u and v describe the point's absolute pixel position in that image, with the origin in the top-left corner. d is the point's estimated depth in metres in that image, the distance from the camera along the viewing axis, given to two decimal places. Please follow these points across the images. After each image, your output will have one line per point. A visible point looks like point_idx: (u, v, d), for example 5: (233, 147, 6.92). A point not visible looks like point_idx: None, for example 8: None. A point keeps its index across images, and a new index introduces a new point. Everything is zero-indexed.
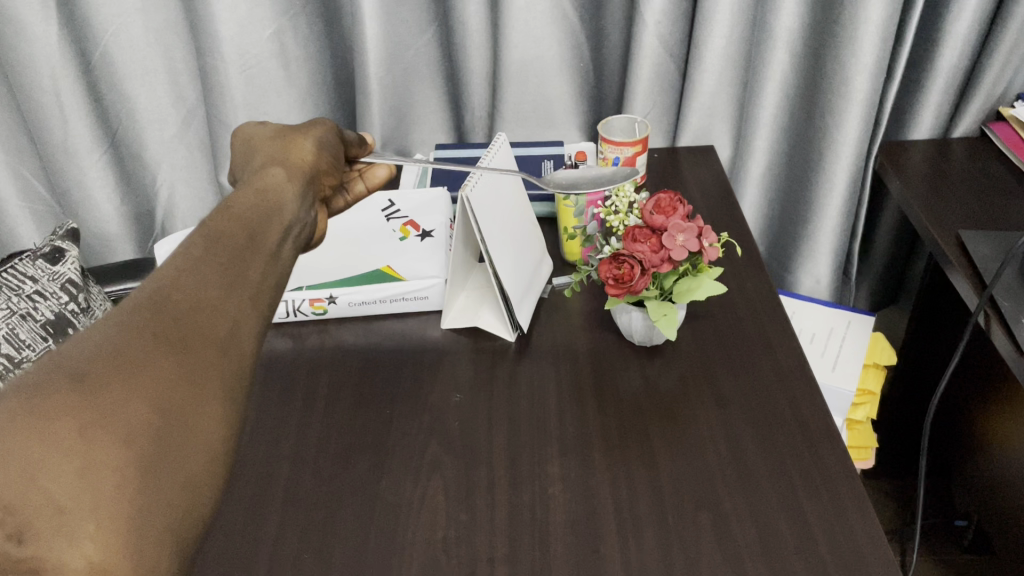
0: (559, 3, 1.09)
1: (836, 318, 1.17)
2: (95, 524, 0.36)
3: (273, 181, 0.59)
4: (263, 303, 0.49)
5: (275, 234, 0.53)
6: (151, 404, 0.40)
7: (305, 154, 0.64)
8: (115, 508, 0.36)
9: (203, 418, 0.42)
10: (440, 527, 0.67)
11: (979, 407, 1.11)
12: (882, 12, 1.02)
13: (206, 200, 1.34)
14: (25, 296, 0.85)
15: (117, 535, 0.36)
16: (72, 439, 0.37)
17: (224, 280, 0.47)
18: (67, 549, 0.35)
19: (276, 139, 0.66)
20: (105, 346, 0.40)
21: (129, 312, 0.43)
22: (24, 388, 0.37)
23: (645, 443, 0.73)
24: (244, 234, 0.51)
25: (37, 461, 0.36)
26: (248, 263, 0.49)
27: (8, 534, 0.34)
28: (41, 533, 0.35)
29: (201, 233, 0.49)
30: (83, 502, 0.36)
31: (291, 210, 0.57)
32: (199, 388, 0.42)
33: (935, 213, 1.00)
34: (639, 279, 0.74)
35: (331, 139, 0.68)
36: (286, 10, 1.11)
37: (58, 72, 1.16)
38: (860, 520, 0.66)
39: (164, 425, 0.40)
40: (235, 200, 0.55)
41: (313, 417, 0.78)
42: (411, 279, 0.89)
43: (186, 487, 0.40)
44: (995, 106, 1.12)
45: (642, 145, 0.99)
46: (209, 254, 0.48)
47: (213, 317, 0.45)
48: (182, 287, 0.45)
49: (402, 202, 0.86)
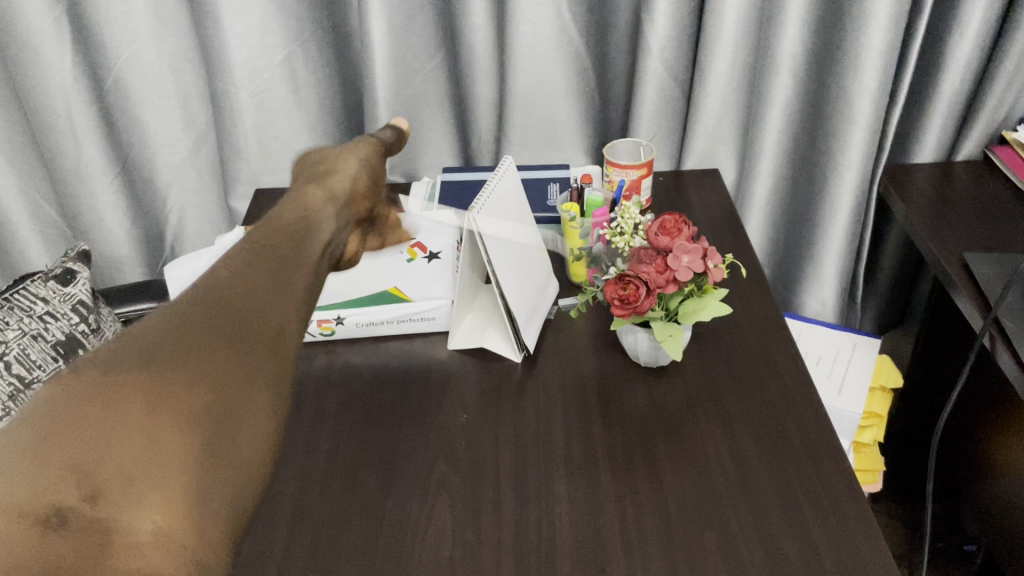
0: (566, 28, 1.11)
1: (842, 340, 1.17)
2: (161, 493, 0.37)
3: (314, 196, 0.59)
4: (307, 306, 0.50)
5: (316, 247, 0.53)
6: (212, 388, 0.41)
7: (351, 173, 0.65)
8: (179, 483, 0.37)
9: (257, 406, 0.42)
10: (448, 547, 0.67)
11: (985, 429, 1.11)
12: (883, 37, 1.03)
13: (216, 224, 1.35)
14: (36, 317, 0.86)
15: (181, 507, 0.37)
16: (141, 415, 0.38)
17: (275, 281, 0.48)
18: (136, 514, 0.36)
19: (319, 159, 0.67)
20: (168, 333, 0.42)
21: (189, 305, 0.44)
22: (96, 368, 0.39)
23: (652, 461, 0.74)
24: (290, 241, 0.52)
25: (108, 432, 0.37)
26: (296, 267, 0.50)
27: (82, 495, 0.35)
28: (113, 497, 0.36)
29: (251, 241, 0.51)
30: (151, 473, 0.37)
31: (330, 227, 0.57)
32: (254, 378, 0.43)
33: (940, 237, 1.00)
34: (644, 300, 0.75)
35: (372, 161, 0.69)
36: (296, 36, 1.13)
37: (71, 98, 1.18)
38: (868, 540, 0.66)
39: (223, 411, 0.41)
40: (279, 211, 0.56)
41: (322, 436, 0.79)
42: (418, 301, 0.89)
43: (241, 469, 0.40)
44: (998, 130, 1.12)
45: (647, 168, 1.00)
46: (260, 258, 0.49)
47: (265, 314, 0.46)
48: (236, 284, 0.46)
49: (410, 224, 0.86)
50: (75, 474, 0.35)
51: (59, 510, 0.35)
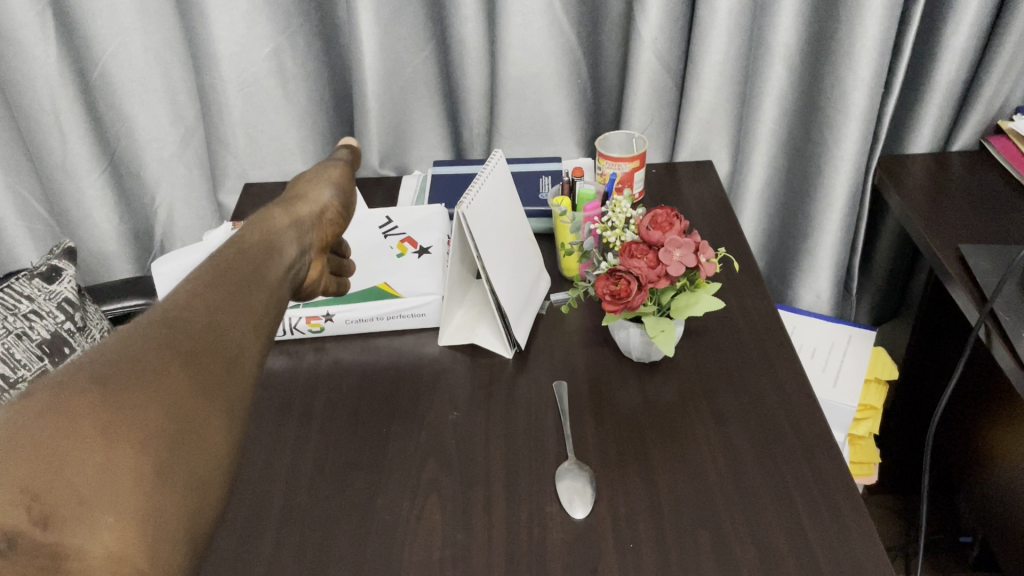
0: (557, 19, 1.09)
1: (837, 333, 1.16)
2: (113, 517, 0.37)
3: (275, 222, 0.61)
4: (264, 330, 0.50)
5: (277, 273, 0.55)
6: (165, 411, 0.41)
7: (321, 203, 0.67)
8: (133, 503, 0.38)
9: (210, 428, 0.43)
10: (438, 548, 0.66)
11: (981, 422, 1.10)
12: (879, 26, 1.01)
13: (206, 220, 1.32)
14: (21, 316, 0.84)
15: (134, 528, 0.37)
16: (94, 437, 0.38)
17: (232, 305, 0.49)
18: (88, 539, 0.36)
19: (291, 185, 0.69)
20: (123, 356, 0.42)
21: (145, 327, 0.45)
22: (50, 389, 0.39)
23: (644, 459, 0.73)
24: (251, 266, 0.53)
25: (60, 456, 0.37)
26: (254, 290, 0.51)
27: (34, 519, 0.35)
28: (65, 520, 0.36)
29: (213, 262, 0.52)
30: (104, 495, 0.37)
31: (291, 251, 0.59)
32: (208, 400, 0.43)
33: (936, 228, 0.99)
34: (636, 295, 0.73)
35: (341, 189, 0.71)
36: (284, 29, 1.11)
37: (57, 92, 1.17)
38: (862, 538, 0.65)
39: (177, 433, 0.41)
40: (242, 235, 0.57)
41: (310, 435, 0.78)
42: (409, 296, 0.87)
43: (195, 489, 0.41)
44: (994, 119, 1.11)
45: (639, 161, 0.99)
46: (219, 281, 0.50)
47: (222, 336, 0.46)
48: (193, 307, 0.47)
49: (401, 220, 0.91)
50: (27, 498, 0.35)
51: (10, 534, 0.34)
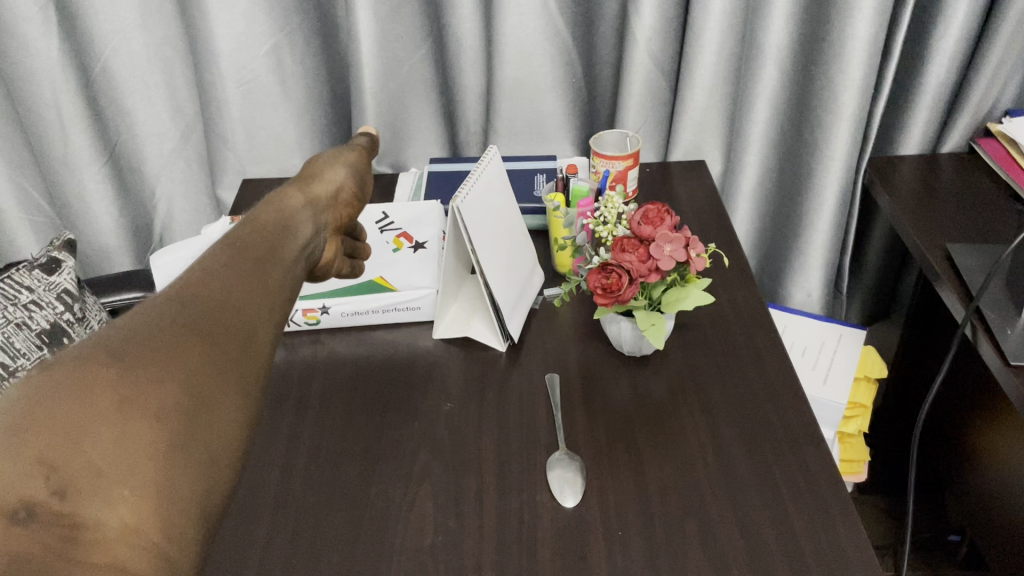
0: (552, 19, 1.11)
1: (827, 331, 1.18)
2: (128, 489, 0.38)
3: (290, 202, 0.62)
4: (279, 310, 0.51)
5: (292, 251, 0.56)
6: (182, 386, 0.42)
7: (337, 182, 0.69)
8: (148, 478, 0.39)
9: (224, 405, 0.44)
10: (430, 534, 0.67)
11: (968, 422, 1.11)
12: (869, 29, 1.03)
13: (206, 214, 1.34)
14: (22, 306, 0.85)
15: (149, 501, 0.38)
16: (110, 411, 0.39)
17: (248, 283, 0.50)
18: (104, 510, 0.37)
19: (308, 165, 0.70)
20: (141, 331, 0.43)
21: (163, 304, 0.46)
22: (70, 362, 0.40)
23: (634, 450, 0.74)
24: (266, 245, 0.54)
25: (79, 429, 0.38)
26: (270, 269, 0.53)
27: (52, 489, 0.36)
28: (82, 491, 0.37)
29: (229, 241, 0.53)
30: (120, 468, 0.38)
31: (306, 231, 0.60)
32: (223, 377, 0.45)
33: (925, 228, 1.01)
34: (626, 288, 0.75)
35: (355, 172, 0.72)
36: (283, 26, 1.12)
37: (58, 86, 1.18)
38: (846, 528, 0.66)
39: (192, 410, 0.42)
40: (258, 214, 0.58)
41: (305, 425, 0.79)
42: (403, 289, 0.89)
43: (209, 465, 0.42)
44: (983, 122, 1.13)
45: (633, 159, 1.00)
46: (236, 260, 0.51)
47: (238, 315, 0.48)
48: (210, 285, 0.48)
49: (397, 215, 0.86)
50: (45, 469, 0.37)
51: (28, 503, 0.36)
